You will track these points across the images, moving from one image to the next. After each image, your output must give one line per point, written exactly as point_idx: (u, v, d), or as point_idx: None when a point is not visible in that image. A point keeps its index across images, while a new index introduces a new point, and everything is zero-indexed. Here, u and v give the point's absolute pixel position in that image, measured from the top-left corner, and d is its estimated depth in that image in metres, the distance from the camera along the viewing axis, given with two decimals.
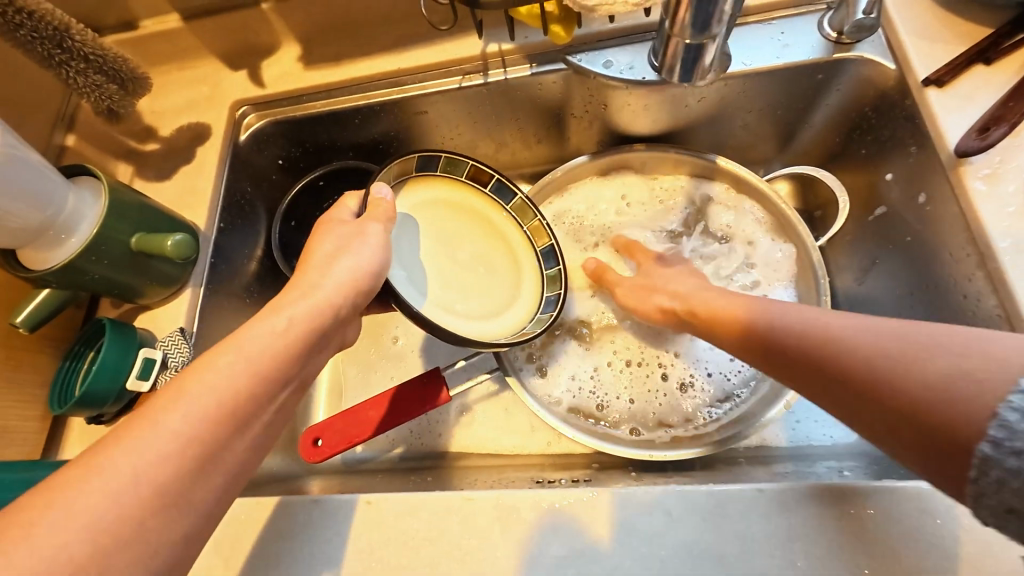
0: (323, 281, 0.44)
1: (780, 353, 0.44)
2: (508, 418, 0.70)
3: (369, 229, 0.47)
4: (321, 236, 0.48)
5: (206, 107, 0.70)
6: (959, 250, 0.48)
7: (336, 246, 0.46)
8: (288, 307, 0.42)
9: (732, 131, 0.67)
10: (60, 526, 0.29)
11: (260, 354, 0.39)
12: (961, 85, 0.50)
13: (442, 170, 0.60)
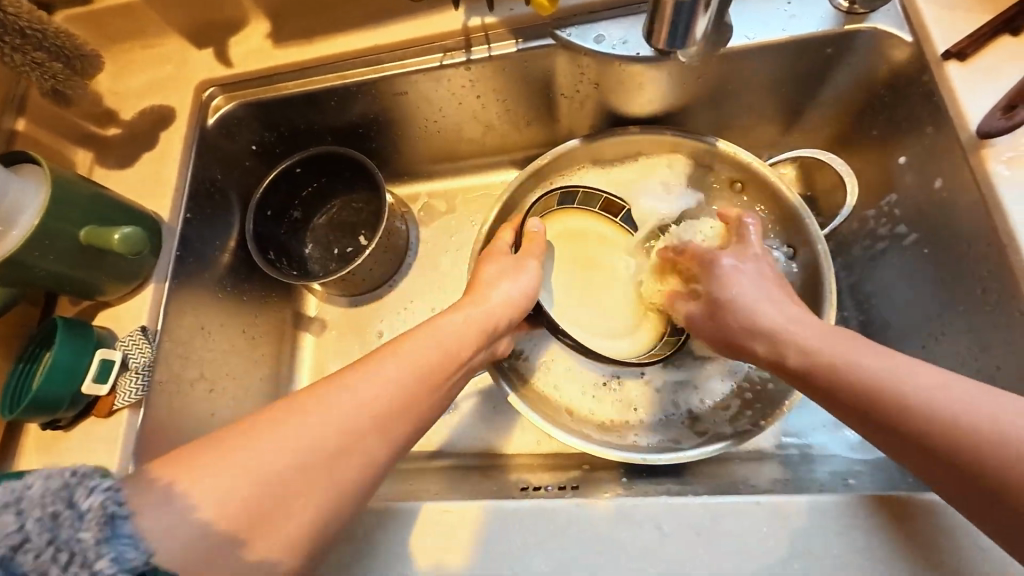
0: (489, 294, 0.53)
1: (885, 417, 0.37)
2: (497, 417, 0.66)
3: (527, 264, 0.56)
4: (485, 262, 0.57)
5: (170, 89, 0.65)
6: (978, 240, 0.45)
7: (497, 273, 0.55)
8: (464, 309, 0.51)
9: (734, 112, 0.63)
10: (259, 472, 0.36)
11: (448, 342, 0.48)
12: (984, 59, 0.46)
13: (578, 204, 0.63)
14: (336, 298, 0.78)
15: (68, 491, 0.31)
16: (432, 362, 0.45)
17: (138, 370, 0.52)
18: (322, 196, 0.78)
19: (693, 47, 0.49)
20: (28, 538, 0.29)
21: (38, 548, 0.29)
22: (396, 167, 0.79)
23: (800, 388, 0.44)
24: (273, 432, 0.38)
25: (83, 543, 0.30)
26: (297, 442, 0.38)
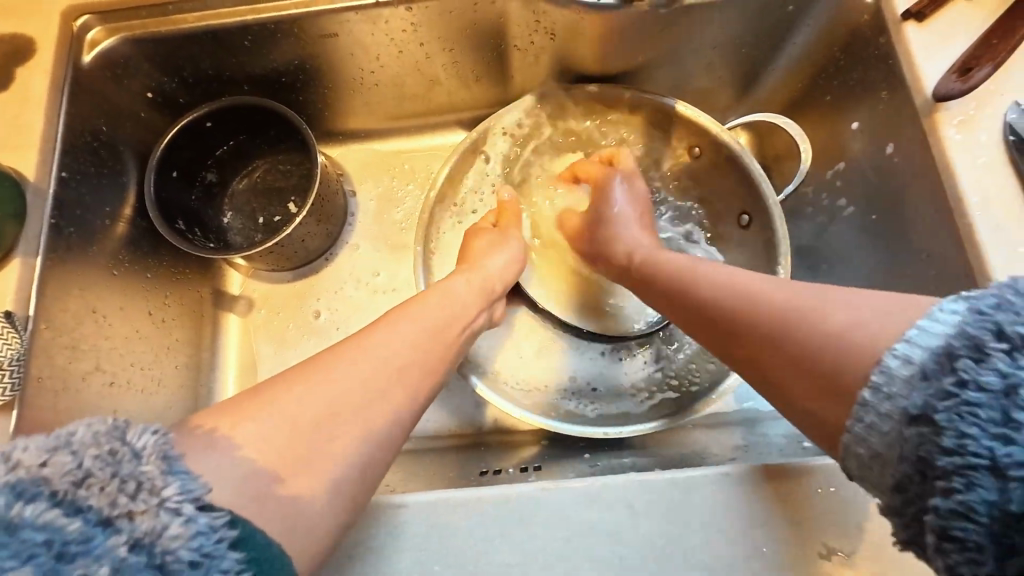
0: (484, 261, 0.53)
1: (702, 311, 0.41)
2: (448, 398, 0.62)
3: (511, 234, 0.58)
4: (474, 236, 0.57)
5: (29, 15, 0.52)
6: (925, 205, 0.45)
7: (488, 244, 0.56)
8: (464, 272, 0.51)
9: (694, 73, 0.60)
10: (292, 413, 0.33)
11: (460, 303, 0.47)
12: (940, 21, 0.45)
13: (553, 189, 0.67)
14: (265, 273, 0.69)
15: (120, 429, 0.28)
16: (440, 321, 0.43)
17: (5, 365, 0.42)
18: (241, 155, 0.67)
19: None
20: (90, 473, 0.26)
21: (103, 481, 0.26)
22: (327, 125, 0.70)
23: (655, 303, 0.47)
24: (306, 380, 0.34)
25: (147, 475, 0.27)
26: (329, 389, 0.34)
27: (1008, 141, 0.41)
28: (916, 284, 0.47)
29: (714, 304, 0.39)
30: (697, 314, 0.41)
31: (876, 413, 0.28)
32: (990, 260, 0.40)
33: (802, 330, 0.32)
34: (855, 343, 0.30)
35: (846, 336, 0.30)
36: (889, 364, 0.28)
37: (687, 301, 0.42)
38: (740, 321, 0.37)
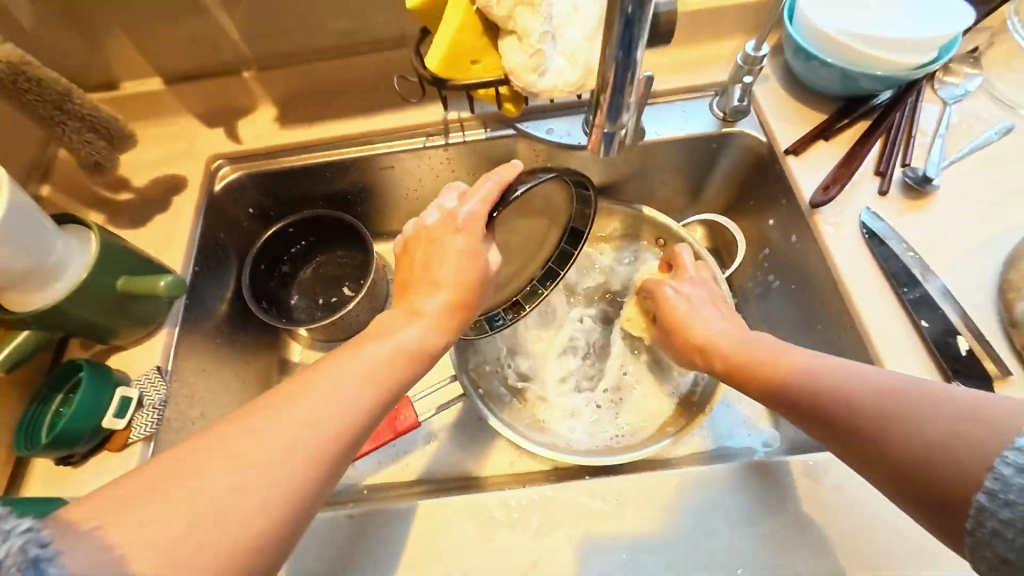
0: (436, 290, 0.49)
1: (794, 398, 0.45)
2: (471, 444, 0.74)
3: (478, 256, 0.51)
4: (434, 248, 0.51)
5: (183, 161, 0.74)
6: (820, 277, 0.62)
7: (449, 267, 0.50)
8: (419, 305, 0.49)
9: (655, 185, 0.81)
10: (263, 447, 0.35)
11: (411, 340, 0.46)
12: (811, 154, 0.66)
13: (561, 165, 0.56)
14: (319, 344, 0.84)
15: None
16: (401, 349, 0.45)
17: (154, 406, 0.57)
18: (309, 252, 0.87)
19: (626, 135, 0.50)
20: None
21: None
22: (376, 227, 0.91)
23: (741, 390, 0.52)
24: (280, 416, 0.37)
25: None
26: (293, 428, 0.37)
27: (864, 234, 0.59)
28: (824, 336, 0.62)
29: (808, 392, 0.44)
30: (773, 391, 0.47)
31: (998, 520, 0.30)
32: (864, 314, 0.56)
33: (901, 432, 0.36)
34: (957, 452, 0.33)
35: (947, 445, 0.34)
36: (1001, 470, 0.30)
37: (774, 389, 0.47)
38: (835, 410, 0.41)
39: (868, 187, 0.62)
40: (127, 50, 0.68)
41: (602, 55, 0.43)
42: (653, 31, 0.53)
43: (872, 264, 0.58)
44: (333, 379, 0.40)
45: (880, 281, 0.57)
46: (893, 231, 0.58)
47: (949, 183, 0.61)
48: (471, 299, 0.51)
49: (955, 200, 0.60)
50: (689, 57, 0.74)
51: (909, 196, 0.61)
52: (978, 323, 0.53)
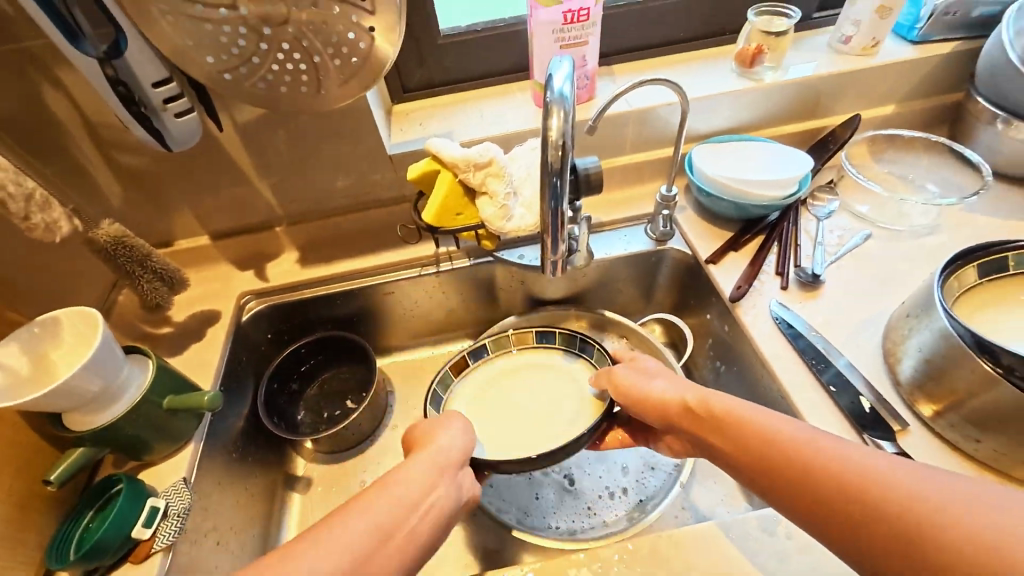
0: (433, 441, 0.57)
1: (814, 474, 0.42)
2: (467, 542, 0.77)
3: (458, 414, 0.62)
4: (423, 424, 0.62)
5: (217, 298, 0.88)
6: (750, 358, 0.75)
7: (433, 426, 0.60)
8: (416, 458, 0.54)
9: (613, 293, 0.98)
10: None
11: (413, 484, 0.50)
12: (726, 262, 0.83)
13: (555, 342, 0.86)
14: (322, 455, 0.92)
15: None
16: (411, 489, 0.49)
17: (176, 515, 0.62)
18: (317, 370, 0.97)
19: (566, 260, 0.59)
20: None
21: None
22: (377, 343, 1.04)
23: (735, 455, 0.49)
24: (314, 549, 0.41)
25: None
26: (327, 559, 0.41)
27: (776, 320, 0.74)
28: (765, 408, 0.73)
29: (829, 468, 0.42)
30: (780, 459, 0.45)
31: None
32: (787, 384, 0.67)
33: (948, 526, 0.35)
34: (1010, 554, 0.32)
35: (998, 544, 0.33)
36: None
37: (780, 457, 0.45)
38: (863, 492, 0.39)
39: (773, 285, 0.78)
40: (187, 217, 0.86)
41: (541, 208, 0.53)
42: (587, 184, 0.75)
43: (785, 343, 0.71)
44: (353, 511, 0.45)
45: (796, 356, 0.69)
46: (797, 316, 0.73)
47: (832, 277, 0.78)
48: (466, 445, 0.59)
49: (839, 291, 0.76)
50: (625, 196, 0.96)
51: (804, 289, 0.77)
52: (880, 388, 0.64)
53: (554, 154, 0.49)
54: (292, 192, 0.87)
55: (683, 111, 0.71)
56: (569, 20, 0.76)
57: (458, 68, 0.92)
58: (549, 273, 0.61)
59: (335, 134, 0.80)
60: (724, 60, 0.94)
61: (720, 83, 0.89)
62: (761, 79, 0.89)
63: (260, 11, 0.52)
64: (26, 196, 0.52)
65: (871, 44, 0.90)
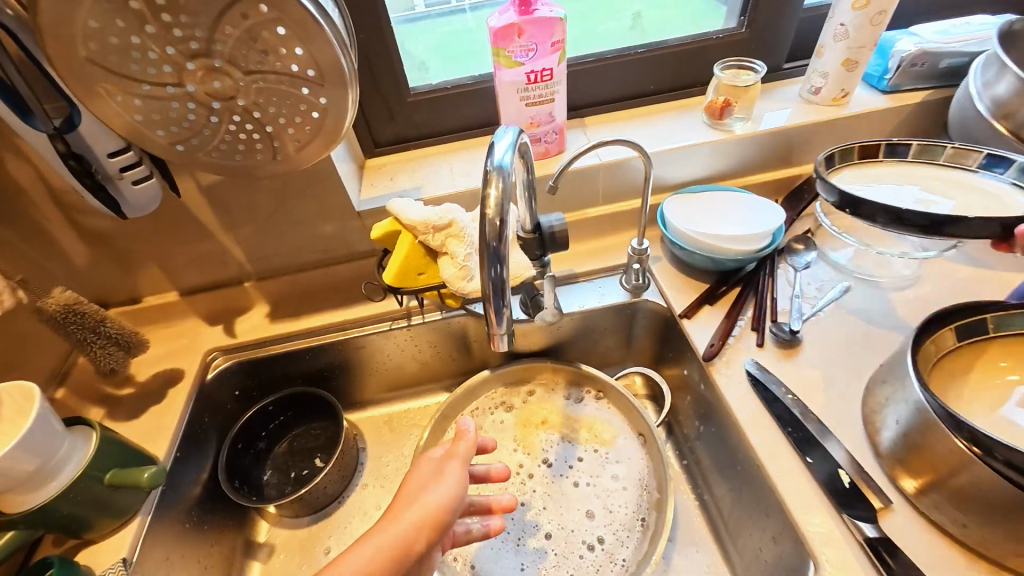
0: (409, 508, 0.50)
1: None
2: None
3: (449, 466, 0.53)
4: (413, 471, 0.54)
5: (182, 356, 0.86)
6: (725, 419, 0.72)
7: (422, 481, 0.53)
8: (373, 536, 0.48)
9: (591, 344, 0.96)
10: None
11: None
12: (700, 316, 0.81)
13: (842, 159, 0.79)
14: (287, 520, 0.87)
15: None
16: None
17: None
18: (286, 426, 0.94)
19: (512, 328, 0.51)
20: None
21: None
22: (351, 397, 1.02)
23: None
24: None
25: None
26: None
27: (751, 381, 0.70)
28: (745, 473, 0.70)
29: None
30: None
31: None
32: (760, 452, 0.64)
33: None
34: None
35: None
36: None
37: None
38: None
39: (749, 341, 0.76)
40: (155, 273, 0.85)
41: (480, 276, 0.47)
42: (553, 241, 0.72)
43: (760, 406, 0.68)
44: None
45: (770, 418, 0.66)
46: (772, 377, 0.70)
47: (810, 334, 0.76)
48: (445, 518, 0.50)
49: (817, 349, 0.73)
50: (600, 245, 0.95)
51: (781, 346, 0.74)
52: (861, 461, 0.61)
53: (492, 224, 0.46)
54: (260, 249, 0.86)
55: (647, 170, 0.71)
56: (532, 80, 0.77)
57: (430, 124, 0.93)
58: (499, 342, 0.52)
59: (302, 193, 0.80)
60: (695, 111, 0.95)
61: (691, 135, 0.90)
62: (731, 130, 0.89)
63: (208, 87, 0.52)
64: None
65: (841, 95, 0.90)
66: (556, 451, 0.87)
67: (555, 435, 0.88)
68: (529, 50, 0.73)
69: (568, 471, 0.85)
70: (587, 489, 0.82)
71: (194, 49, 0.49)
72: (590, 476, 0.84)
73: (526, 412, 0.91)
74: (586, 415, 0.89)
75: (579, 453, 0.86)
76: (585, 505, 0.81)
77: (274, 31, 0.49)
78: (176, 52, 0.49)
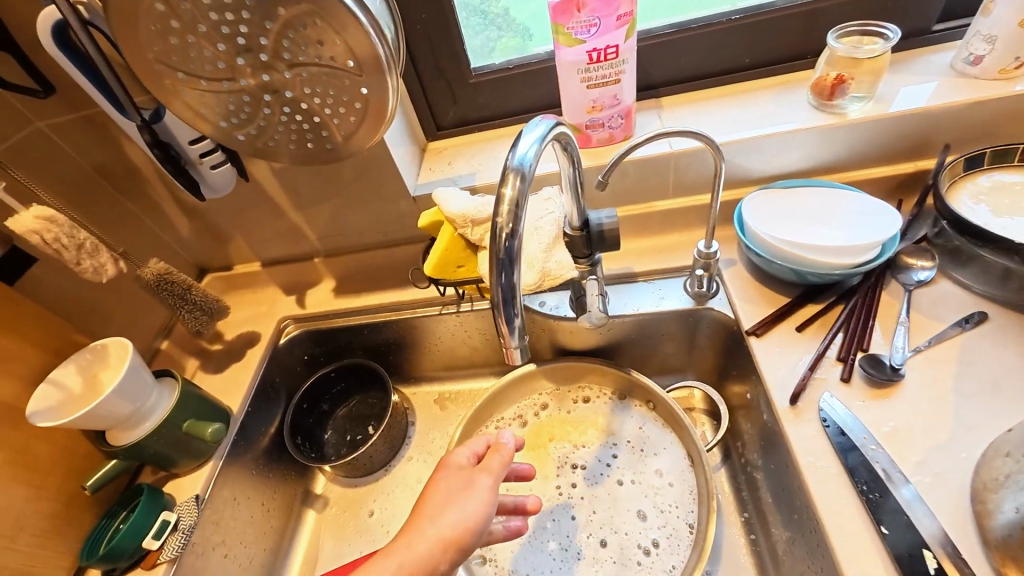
0: (432, 528, 0.53)
1: None
2: None
3: (478, 484, 0.57)
4: (436, 485, 0.57)
5: (261, 321, 0.97)
6: (787, 462, 0.61)
7: (446, 498, 0.56)
8: (394, 554, 0.52)
9: (645, 350, 0.88)
10: None
11: None
12: (772, 336, 0.69)
13: (985, 163, 0.70)
14: (342, 479, 0.94)
15: None
16: None
17: (183, 531, 0.68)
18: (346, 393, 1.01)
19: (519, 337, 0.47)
20: None
21: None
22: (406, 372, 1.06)
23: None
24: None
25: None
26: None
27: (826, 424, 0.59)
28: (804, 525, 0.61)
29: None
30: None
31: None
32: (821, 507, 0.54)
33: None
34: None
35: None
36: None
37: None
38: None
39: (832, 373, 0.63)
40: (241, 246, 0.95)
41: (491, 282, 0.44)
42: (601, 240, 0.67)
43: (833, 456, 0.57)
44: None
45: (840, 470, 0.56)
46: (853, 422, 0.58)
47: (918, 375, 0.61)
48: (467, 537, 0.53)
49: (923, 394, 0.59)
50: (667, 242, 0.86)
51: (873, 386, 0.61)
52: (958, 542, 0.49)
53: (504, 231, 0.42)
54: (328, 229, 0.92)
55: (718, 164, 0.61)
56: (595, 59, 0.69)
57: (492, 106, 0.89)
58: (515, 352, 0.48)
59: (361, 176, 0.83)
60: (800, 89, 0.79)
61: (790, 119, 0.75)
62: (844, 113, 0.73)
63: (259, 81, 0.55)
64: (77, 246, 0.61)
65: (1013, 65, 0.69)
66: (585, 456, 0.83)
67: (572, 446, 0.85)
68: (591, 26, 0.66)
69: (604, 470, 0.81)
70: (631, 488, 0.79)
71: (243, 45, 0.51)
72: (632, 474, 0.80)
73: (536, 431, 0.87)
74: (592, 415, 0.87)
75: (616, 454, 0.82)
76: (635, 504, 0.77)
77: (311, 23, 0.49)
78: (228, 49, 0.51)
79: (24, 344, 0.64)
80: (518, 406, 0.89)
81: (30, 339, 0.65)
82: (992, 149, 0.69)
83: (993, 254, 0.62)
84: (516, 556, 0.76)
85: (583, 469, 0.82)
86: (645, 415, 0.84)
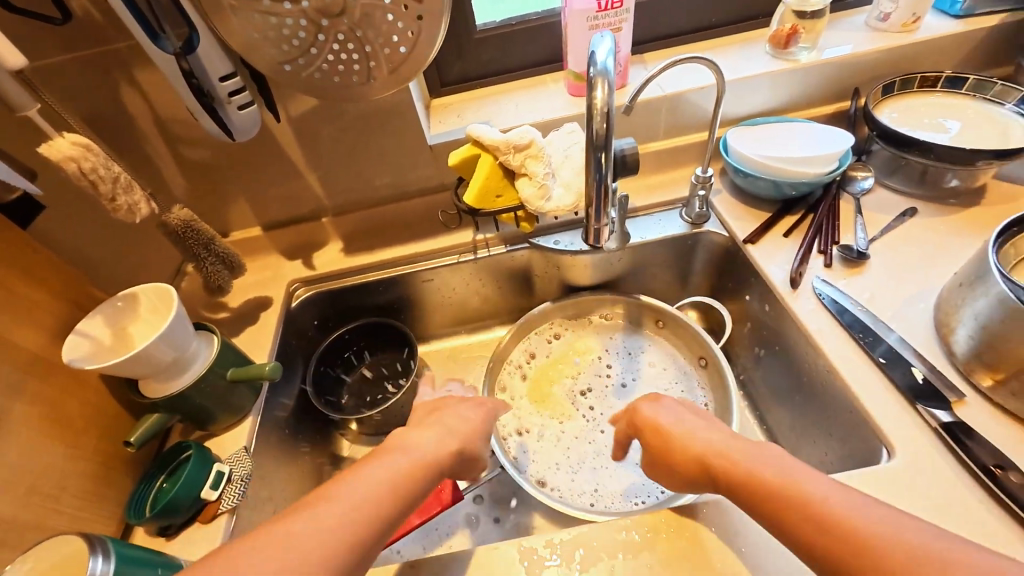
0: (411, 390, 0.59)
1: None
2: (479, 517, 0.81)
3: None
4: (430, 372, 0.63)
5: (268, 285, 0.93)
6: (794, 338, 0.74)
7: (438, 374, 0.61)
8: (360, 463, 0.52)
9: (647, 280, 0.99)
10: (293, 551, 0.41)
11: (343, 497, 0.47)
12: (765, 243, 0.82)
13: (895, 91, 0.89)
14: (366, 438, 0.93)
15: None
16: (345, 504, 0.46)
17: (240, 480, 0.65)
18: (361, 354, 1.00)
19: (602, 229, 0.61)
20: None
21: None
22: (416, 331, 1.07)
23: None
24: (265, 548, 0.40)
25: None
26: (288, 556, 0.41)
27: (823, 299, 0.72)
28: (811, 389, 0.73)
29: None
30: None
31: None
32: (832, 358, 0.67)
33: None
34: None
35: None
36: None
37: None
38: None
39: (816, 263, 0.77)
40: (242, 208, 0.91)
41: (587, 180, 0.56)
42: (624, 164, 0.75)
43: (833, 322, 0.70)
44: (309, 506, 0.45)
45: (842, 332, 0.69)
46: (841, 294, 0.72)
47: (880, 257, 0.76)
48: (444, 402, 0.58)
49: (884, 269, 0.75)
50: (659, 180, 0.97)
51: (848, 266, 0.76)
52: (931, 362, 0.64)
53: (597, 121, 0.51)
54: (338, 184, 0.91)
55: (720, 89, 0.72)
56: (602, 7, 0.78)
57: (494, 62, 0.95)
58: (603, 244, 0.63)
59: (379, 126, 0.84)
60: (757, 44, 0.94)
61: (755, 66, 0.90)
62: (796, 59, 0.89)
63: (319, 4, 0.57)
64: (113, 179, 0.57)
65: (912, 20, 0.88)
66: (585, 381, 0.91)
67: (570, 379, 0.92)
68: None
69: (610, 379, 0.91)
70: (636, 386, 0.90)
71: None
72: (636, 372, 0.92)
73: (536, 383, 0.91)
74: (570, 346, 0.96)
75: (610, 366, 0.93)
76: (645, 390, 0.89)
77: None
78: None
79: (46, 294, 0.59)
80: (520, 350, 0.94)
81: (51, 288, 0.59)
82: (900, 78, 0.88)
83: (917, 156, 0.78)
84: (568, 479, 0.81)
85: (592, 393, 0.90)
86: (619, 331, 0.97)
